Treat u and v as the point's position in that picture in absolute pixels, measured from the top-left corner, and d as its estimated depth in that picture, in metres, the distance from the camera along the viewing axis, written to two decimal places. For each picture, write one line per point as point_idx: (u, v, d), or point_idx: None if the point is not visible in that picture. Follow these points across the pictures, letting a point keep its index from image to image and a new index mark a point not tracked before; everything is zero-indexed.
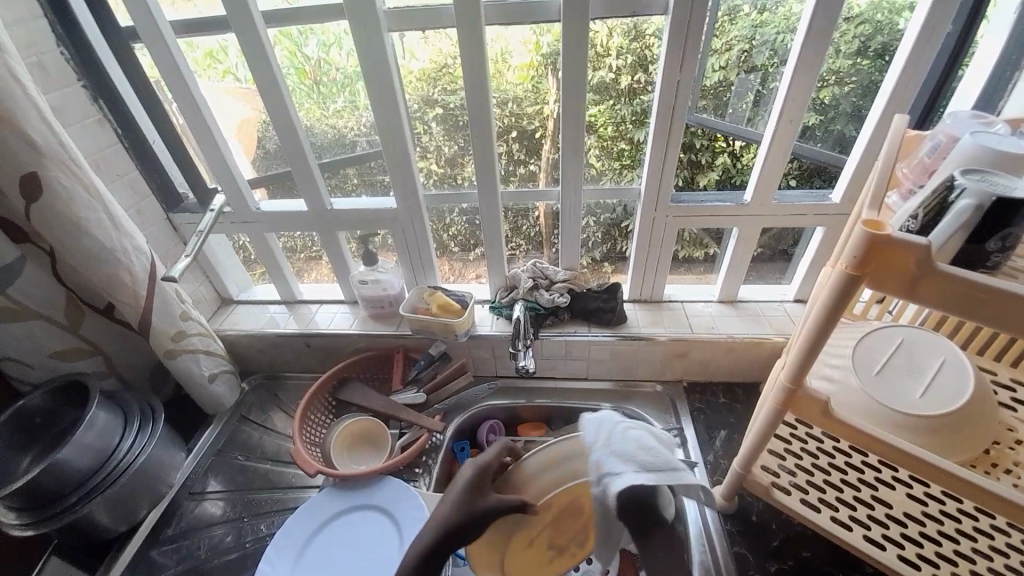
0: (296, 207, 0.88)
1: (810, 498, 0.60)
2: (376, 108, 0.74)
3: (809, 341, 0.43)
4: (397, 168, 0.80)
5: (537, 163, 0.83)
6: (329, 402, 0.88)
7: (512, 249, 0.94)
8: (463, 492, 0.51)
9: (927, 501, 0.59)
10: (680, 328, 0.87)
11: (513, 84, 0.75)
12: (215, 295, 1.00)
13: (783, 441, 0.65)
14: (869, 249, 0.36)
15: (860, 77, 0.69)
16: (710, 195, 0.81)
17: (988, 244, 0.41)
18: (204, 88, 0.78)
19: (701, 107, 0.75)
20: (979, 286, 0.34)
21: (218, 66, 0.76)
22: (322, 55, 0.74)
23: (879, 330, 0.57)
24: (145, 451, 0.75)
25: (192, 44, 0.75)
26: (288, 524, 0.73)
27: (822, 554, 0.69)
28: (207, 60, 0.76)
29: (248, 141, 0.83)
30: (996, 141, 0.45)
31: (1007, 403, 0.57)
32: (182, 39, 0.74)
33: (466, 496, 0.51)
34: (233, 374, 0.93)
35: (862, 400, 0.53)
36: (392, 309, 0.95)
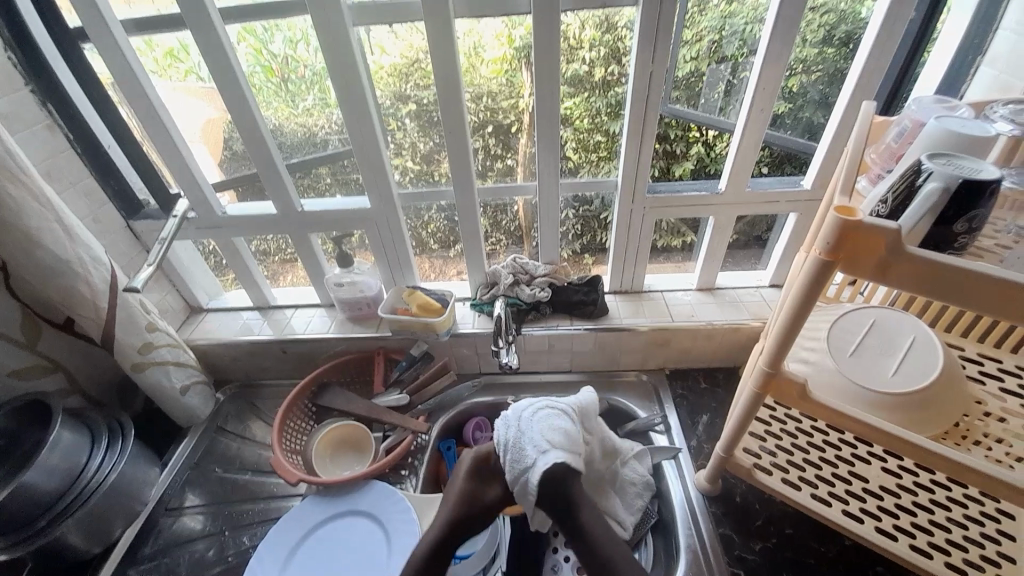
0: (265, 209, 0.85)
1: (791, 477, 0.61)
2: (346, 105, 0.71)
3: (787, 326, 0.43)
4: (370, 167, 0.78)
5: (514, 158, 0.82)
6: (309, 408, 0.86)
7: (492, 245, 0.94)
8: (466, 480, 0.54)
9: (901, 474, 0.61)
10: (660, 317, 0.88)
11: (487, 79, 0.74)
12: (184, 304, 0.97)
13: (763, 423, 0.66)
14: (841, 235, 0.36)
15: (826, 65, 0.70)
16: (686, 185, 0.82)
17: (954, 225, 0.42)
18: (161, 89, 0.74)
19: (674, 98, 0.75)
20: (949, 266, 0.34)
21: (179, 66, 0.73)
22: (289, 52, 0.71)
23: (850, 312, 0.59)
24: (116, 470, 0.72)
25: (150, 42, 0.71)
26: (272, 535, 0.71)
27: (804, 530, 0.70)
28: (167, 60, 0.73)
29: (214, 142, 0.80)
30: (959, 125, 0.46)
31: (975, 376, 0.59)
32: (138, 38, 0.70)
33: (471, 486, 0.54)
34: (207, 385, 0.90)
35: (838, 381, 0.54)
36: (372, 311, 0.93)
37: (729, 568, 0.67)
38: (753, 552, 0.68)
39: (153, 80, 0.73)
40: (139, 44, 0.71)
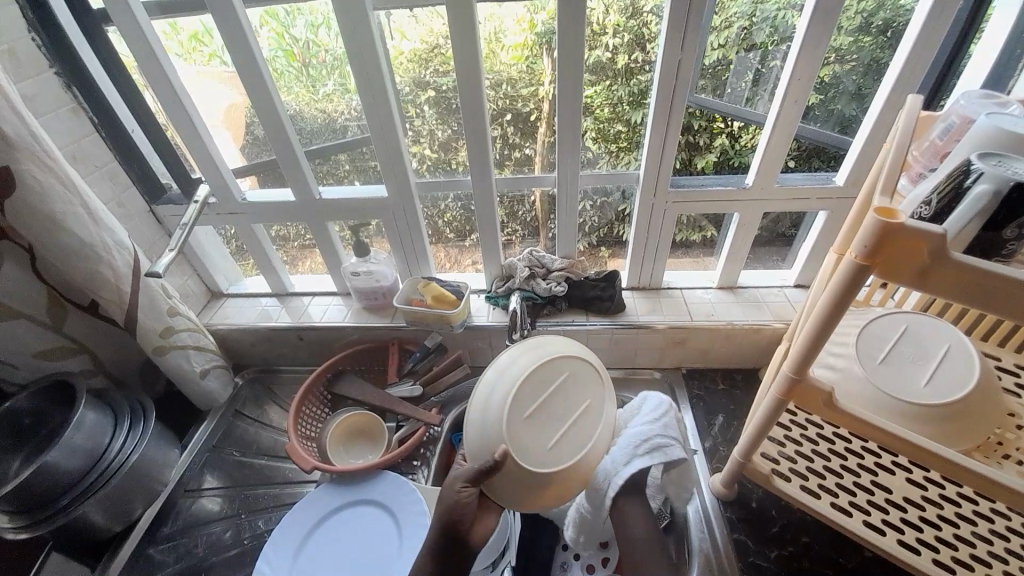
0: (282, 196, 0.85)
1: (810, 485, 0.59)
2: (363, 88, 0.70)
3: (816, 332, 0.41)
4: (388, 156, 0.77)
5: (532, 147, 0.80)
6: (324, 395, 0.87)
7: (508, 236, 0.92)
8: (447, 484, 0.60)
9: (926, 485, 0.59)
10: (678, 316, 0.86)
11: (507, 65, 0.72)
12: (205, 289, 0.98)
13: (783, 428, 0.64)
14: (880, 238, 0.34)
15: (861, 54, 0.67)
16: (710, 179, 0.79)
17: (1005, 231, 0.39)
18: (183, 73, 0.74)
19: (701, 87, 0.72)
20: (995, 274, 0.32)
21: (203, 49, 0.73)
22: (310, 36, 0.70)
23: (882, 318, 0.56)
24: (137, 451, 0.74)
25: (175, 26, 0.71)
26: (285, 520, 0.72)
27: (820, 538, 0.68)
28: (191, 43, 0.73)
29: (235, 128, 0.80)
30: (1012, 122, 0.43)
31: (1011, 388, 0.56)
32: (165, 21, 0.71)
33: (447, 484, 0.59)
34: (225, 369, 0.91)
35: (865, 390, 0.52)
36: (387, 301, 0.93)
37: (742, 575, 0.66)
38: (767, 559, 0.67)
39: (176, 62, 0.74)
40: (164, 27, 0.71)
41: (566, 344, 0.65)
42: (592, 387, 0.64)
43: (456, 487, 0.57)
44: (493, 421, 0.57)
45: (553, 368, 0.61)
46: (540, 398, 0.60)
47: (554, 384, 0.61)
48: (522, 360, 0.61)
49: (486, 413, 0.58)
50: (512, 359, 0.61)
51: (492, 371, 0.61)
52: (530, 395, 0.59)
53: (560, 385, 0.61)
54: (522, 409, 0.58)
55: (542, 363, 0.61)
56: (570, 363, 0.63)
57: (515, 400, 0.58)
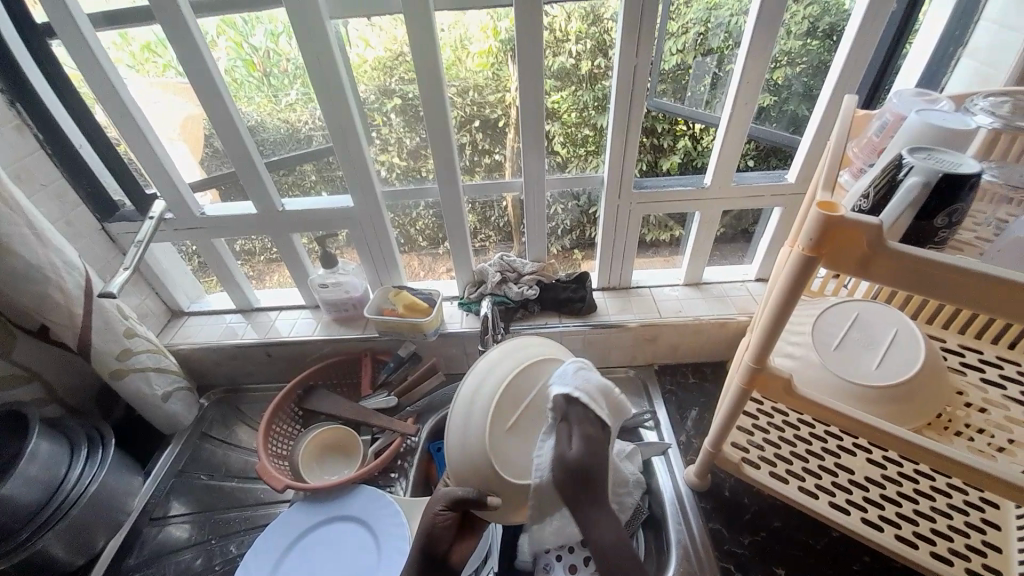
0: (242, 208, 0.83)
1: (779, 471, 0.61)
2: (323, 96, 0.69)
3: (772, 322, 0.43)
4: (353, 167, 0.76)
5: (502, 152, 0.81)
6: (295, 411, 0.85)
7: (482, 242, 0.93)
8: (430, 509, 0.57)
9: (886, 465, 0.62)
10: (648, 313, 0.88)
11: (473, 72, 0.73)
12: (165, 308, 0.94)
13: (751, 417, 0.66)
14: (823, 231, 0.36)
15: (809, 58, 0.70)
16: (672, 179, 0.82)
17: (935, 220, 0.41)
18: (139, 84, 0.72)
19: (661, 91, 0.75)
20: (927, 260, 0.34)
21: (157, 60, 0.70)
22: (270, 45, 0.69)
23: (836, 306, 0.59)
24: (96, 480, 0.71)
25: (126, 36, 0.69)
26: (256, 545, 0.70)
27: (792, 522, 0.70)
28: (144, 54, 0.70)
29: (193, 140, 0.78)
30: (940, 118, 0.47)
31: (957, 367, 0.59)
32: (115, 31, 0.68)
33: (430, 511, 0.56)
34: (189, 391, 0.88)
35: (822, 375, 0.55)
36: (357, 311, 0.92)
37: (720, 564, 0.67)
38: (742, 547, 0.68)
39: (127, 73, 0.71)
40: (114, 38, 0.69)
41: (532, 347, 0.64)
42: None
43: (433, 511, 0.55)
44: (477, 449, 0.57)
45: (527, 377, 0.61)
46: (517, 412, 0.60)
47: (530, 395, 0.61)
48: (492, 377, 0.60)
49: (467, 441, 0.58)
50: (487, 373, 0.60)
51: (462, 400, 0.60)
52: (507, 412, 0.59)
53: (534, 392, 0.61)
54: (502, 424, 0.59)
55: (516, 373, 0.61)
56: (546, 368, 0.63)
57: (494, 417, 0.58)
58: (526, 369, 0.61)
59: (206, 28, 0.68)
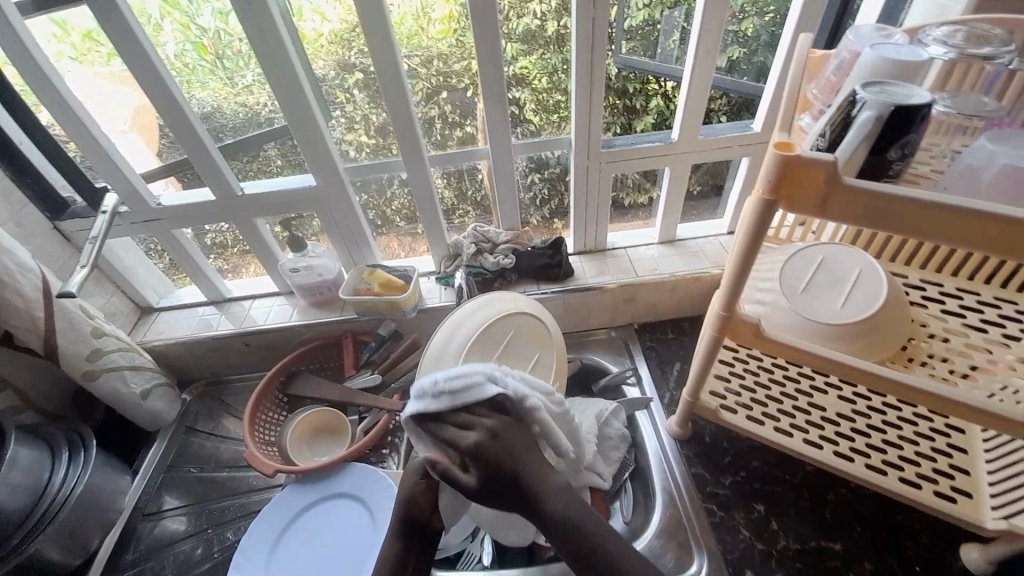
0: (201, 196, 0.79)
1: (756, 414, 0.64)
2: (274, 74, 0.66)
3: (738, 267, 0.44)
4: (316, 147, 0.74)
5: (473, 124, 0.79)
6: (279, 398, 0.85)
7: (460, 217, 0.92)
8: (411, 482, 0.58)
9: (856, 400, 0.65)
10: (625, 274, 0.89)
11: (436, 40, 0.69)
12: (132, 305, 0.92)
13: (727, 365, 0.69)
14: (780, 172, 0.36)
15: (779, 6, 0.69)
16: (640, 137, 0.81)
17: (889, 153, 0.42)
18: (81, 76, 0.68)
19: (630, 49, 0.73)
20: (883, 196, 0.35)
21: (101, 49, 0.66)
22: (219, 25, 0.65)
23: (803, 250, 0.60)
24: (82, 482, 0.70)
25: (64, 25, 0.64)
26: (253, 528, 0.71)
27: (768, 461, 0.73)
28: (85, 44, 0.66)
29: (148, 131, 0.74)
30: (894, 51, 0.47)
31: (919, 301, 0.61)
32: (51, 17, 0.63)
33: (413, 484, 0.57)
34: (170, 387, 0.86)
35: (790, 317, 0.56)
36: (332, 295, 0.90)
37: (703, 504, 0.70)
38: (724, 487, 0.71)
39: (71, 66, 0.67)
40: (53, 29, 0.64)
41: (511, 302, 0.70)
42: (544, 346, 0.70)
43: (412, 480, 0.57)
44: None
45: (500, 330, 0.67)
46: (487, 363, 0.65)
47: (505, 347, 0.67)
48: (466, 328, 0.66)
49: None
50: (458, 325, 0.66)
51: (446, 327, 0.67)
52: (480, 358, 0.65)
53: (503, 345, 0.67)
54: None
55: (485, 325, 0.66)
56: (525, 322, 0.69)
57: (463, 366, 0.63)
58: (491, 324, 0.67)
59: (149, 8, 0.63)
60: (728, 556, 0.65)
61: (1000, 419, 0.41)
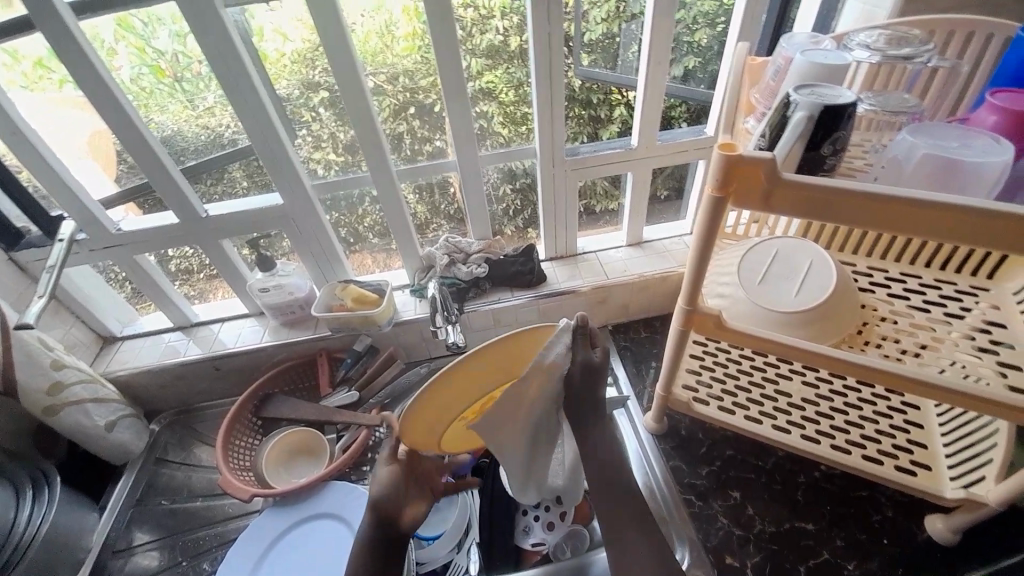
0: (164, 219, 0.78)
1: (726, 403, 0.66)
2: (236, 95, 0.66)
3: (696, 262, 0.46)
4: (281, 165, 0.73)
5: (442, 139, 0.80)
6: (254, 422, 0.83)
7: (432, 229, 0.93)
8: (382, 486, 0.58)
9: (818, 384, 0.68)
10: (596, 277, 0.91)
11: (401, 56, 0.71)
12: (94, 335, 0.88)
13: (697, 359, 0.72)
14: (727, 171, 0.39)
15: (728, 17, 0.73)
16: (603, 144, 0.84)
17: (822, 149, 0.45)
18: (34, 101, 0.66)
19: (592, 61, 0.76)
20: (820, 189, 0.37)
21: (52, 76, 0.65)
22: (177, 47, 0.65)
23: (759, 244, 0.63)
24: (47, 521, 0.67)
25: (15, 53, 0.63)
26: (227, 558, 0.68)
27: (741, 448, 0.76)
28: (38, 72, 0.65)
29: (105, 158, 0.73)
30: (822, 56, 0.51)
31: (867, 287, 0.65)
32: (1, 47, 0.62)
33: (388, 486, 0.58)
34: (138, 418, 0.83)
35: (749, 309, 0.59)
36: (304, 313, 0.89)
37: (681, 495, 0.71)
38: (701, 477, 0.73)
39: (22, 95, 0.65)
40: (2, 57, 0.62)
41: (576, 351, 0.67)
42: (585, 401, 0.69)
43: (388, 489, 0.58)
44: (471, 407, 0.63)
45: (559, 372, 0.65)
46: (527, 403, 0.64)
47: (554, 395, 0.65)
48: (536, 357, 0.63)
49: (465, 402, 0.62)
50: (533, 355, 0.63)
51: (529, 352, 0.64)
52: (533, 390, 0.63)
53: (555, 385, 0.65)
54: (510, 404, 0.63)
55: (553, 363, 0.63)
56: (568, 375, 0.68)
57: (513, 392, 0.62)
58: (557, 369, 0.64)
59: (102, 32, 0.62)
60: (707, 545, 0.67)
61: (941, 392, 0.45)
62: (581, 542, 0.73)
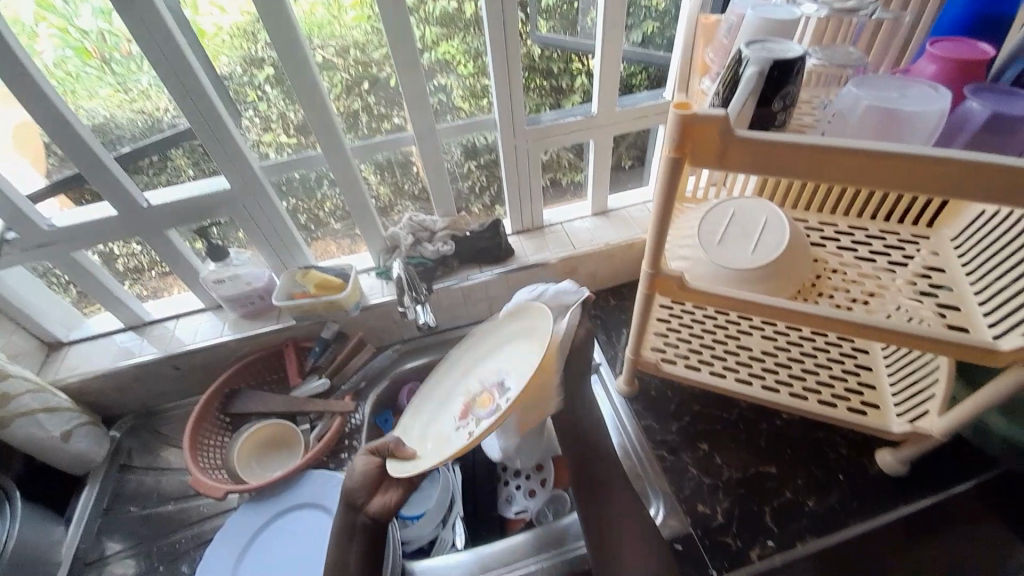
0: (101, 212, 0.72)
1: (693, 362, 0.68)
2: (170, 75, 0.61)
3: (658, 225, 0.47)
4: (227, 149, 0.69)
5: (400, 115, 0.77)
6: (221, 419, 0.80)
7: (394, 210, 0.90)
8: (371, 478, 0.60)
9: (777, 336, 0.71)
10: (564, 248, 0.91)
11: (351, 27, 0.67)
12: (36, 342, 0.82)
13: (664, 321, 0.73)
14: (684, 131, 0.39)
15: None
16: (563, 113, 0.82)
17: (773, 105, 0.45)
18: None
19: (551, 27, 0.74)
20: (772, 144, 0.38)
21: None
22: (102, 26, 0.58)
23: (717, 205, 0.65)
24: (13, 535, 0.67)
25: None
26: (207, 556, 0.67)
27: (708, 403, 0.79)
28: None
29: (33, 151, 0.67)
30: (772, 11, 0.51)
31: (819, 241, 0.68)
32: None
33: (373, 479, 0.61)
34: (95, 425, 0.79)
35: (710, 269, 0.61)
36: (266, 304, 0.86)
37: (654, 452, 0.74)
38: (672, 433, 0.76)
39: None
40: None
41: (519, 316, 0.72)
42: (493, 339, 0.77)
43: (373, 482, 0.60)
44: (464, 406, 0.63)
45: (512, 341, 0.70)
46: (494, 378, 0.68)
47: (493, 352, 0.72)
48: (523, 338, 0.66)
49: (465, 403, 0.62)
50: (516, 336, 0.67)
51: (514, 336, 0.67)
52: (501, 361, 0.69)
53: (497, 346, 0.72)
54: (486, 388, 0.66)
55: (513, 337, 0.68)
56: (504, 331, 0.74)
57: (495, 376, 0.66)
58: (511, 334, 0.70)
59: (21, 15, 0.56)
60: (681, 496, 0.70)
61: (887, 333, 0.47)
62: (562, 505, 0.75)
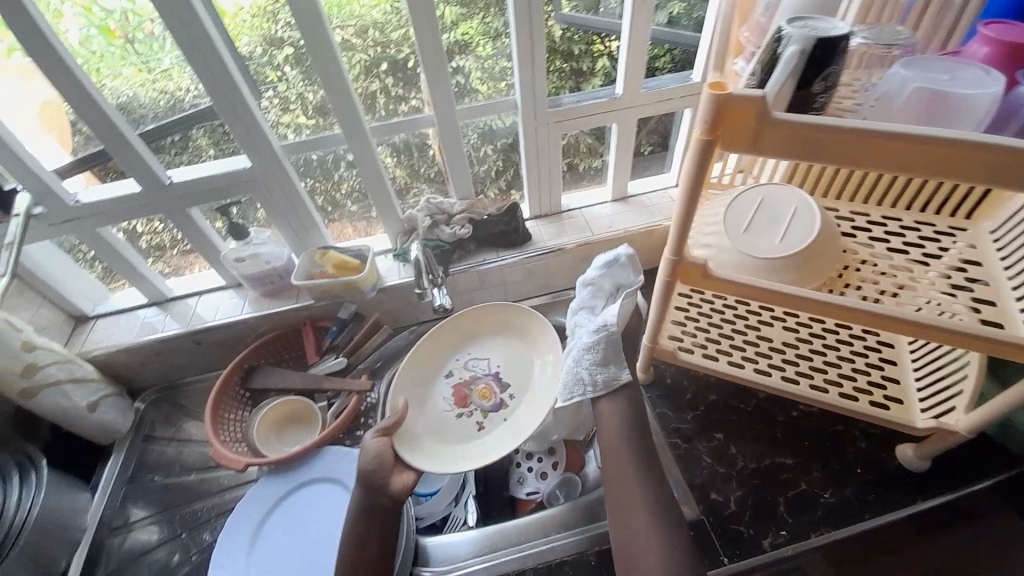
0: (126, 188, 0.73)
1: (710, 352, 0.67)
2: (192, 53, 0.60)
3: (683, 211, 0.46)
4: (246, 129, 0.69)
5: (418, 97, 0.76)
6: (241, 394, 0.82)
7: (411, 192, 0.89)
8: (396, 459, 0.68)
9: (799, 328, 0.69)
10: (582, 234, 0.90)
11: (370, 7, 0.65)
12: (63, 315, 0.84)
13: (683, 310, 0.72)
14: (716, 113, 0.37)
15: None
16: (584, 96, 0.80)
17: (814, 87, 0.44)
18: None
19: (574, 7, 0.72)
20: (808, 127, 0.36)
21: None
22: (126, 5, 0.59)
23: (743, 193, 0.63)
24: (38, 504, 0.68)
25: None
26: (229, 523, 0.70)
27: (724, 394, 0.78)
28: None
29: (59, 128, 0.67)
30: None
31: (848, 231, 0.66)
32: None
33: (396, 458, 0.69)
34: (120, 396, 0.81)
35: (734, 257, 0.59)
36: (284, 283, 0.87)
37: (669, 440, 0.74)
38: (687, 422, 0.76)
39: None
40: None
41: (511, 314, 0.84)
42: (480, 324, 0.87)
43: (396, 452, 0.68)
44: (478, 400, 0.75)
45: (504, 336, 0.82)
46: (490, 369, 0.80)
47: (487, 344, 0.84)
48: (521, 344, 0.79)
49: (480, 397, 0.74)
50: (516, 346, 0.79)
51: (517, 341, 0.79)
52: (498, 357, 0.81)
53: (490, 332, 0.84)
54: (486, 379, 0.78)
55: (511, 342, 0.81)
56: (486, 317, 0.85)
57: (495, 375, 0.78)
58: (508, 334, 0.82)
59: None
60: (693, 483, 0.70)
61: (916, 327, 0.45)
62: (574, 488, 0.74)
